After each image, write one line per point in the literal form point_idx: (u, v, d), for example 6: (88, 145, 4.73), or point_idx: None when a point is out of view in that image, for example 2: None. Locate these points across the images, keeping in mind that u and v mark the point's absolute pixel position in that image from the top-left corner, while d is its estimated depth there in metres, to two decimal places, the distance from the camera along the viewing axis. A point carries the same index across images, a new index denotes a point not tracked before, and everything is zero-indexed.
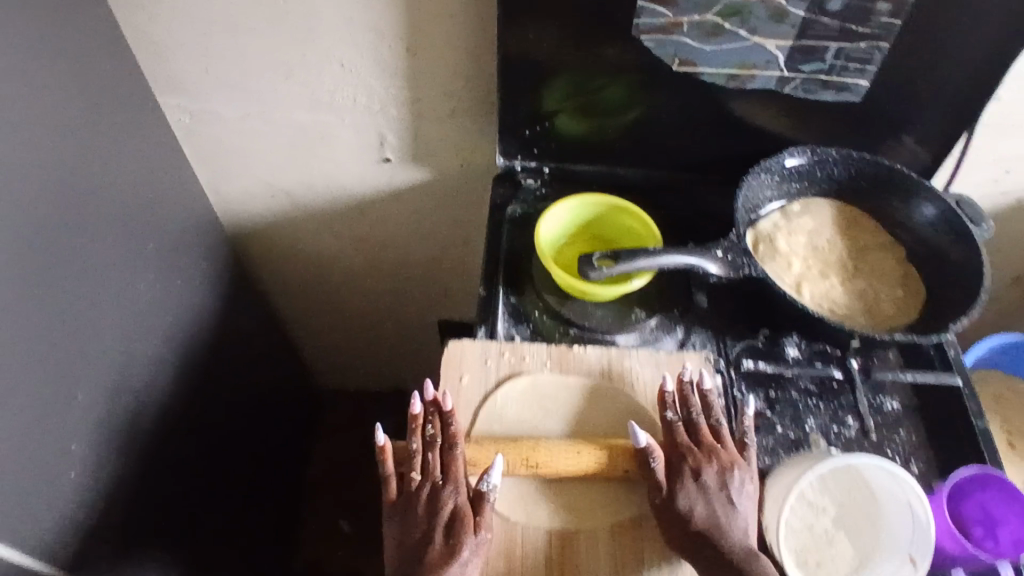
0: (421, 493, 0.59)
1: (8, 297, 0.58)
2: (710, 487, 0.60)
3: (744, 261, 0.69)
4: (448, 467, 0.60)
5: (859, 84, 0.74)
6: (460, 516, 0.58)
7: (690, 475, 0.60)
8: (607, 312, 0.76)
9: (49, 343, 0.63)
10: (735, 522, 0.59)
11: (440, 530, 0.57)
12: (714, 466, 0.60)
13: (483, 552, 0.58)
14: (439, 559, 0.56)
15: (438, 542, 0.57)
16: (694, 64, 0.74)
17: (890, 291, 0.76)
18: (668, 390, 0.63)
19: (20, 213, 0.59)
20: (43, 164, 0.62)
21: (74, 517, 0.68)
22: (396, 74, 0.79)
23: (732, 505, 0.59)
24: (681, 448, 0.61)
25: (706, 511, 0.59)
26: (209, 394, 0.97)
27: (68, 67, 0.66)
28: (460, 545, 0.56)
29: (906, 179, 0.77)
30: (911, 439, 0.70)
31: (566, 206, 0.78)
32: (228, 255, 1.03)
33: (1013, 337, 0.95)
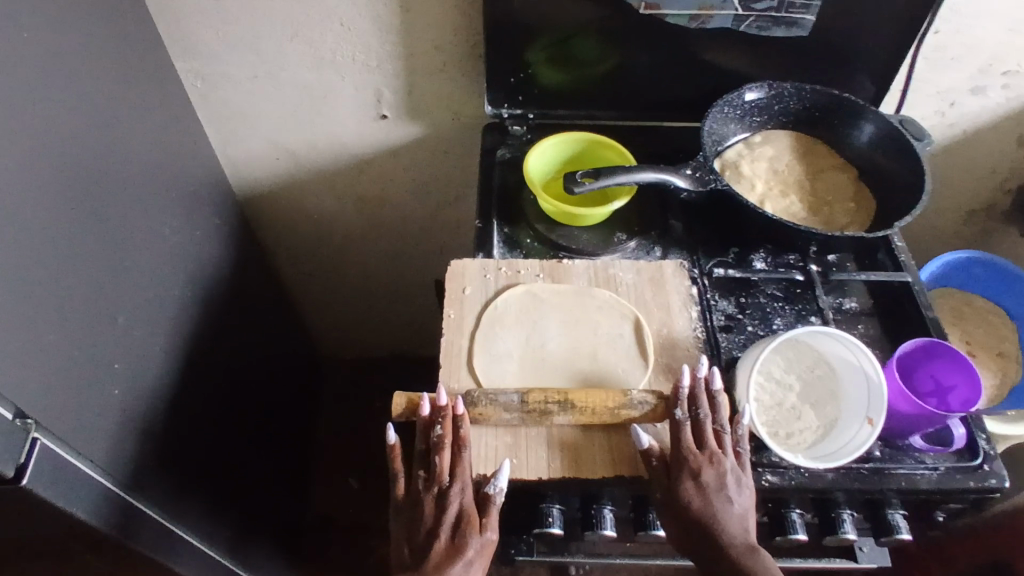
0: (428, 495, 0.63)
1: (55, 223, 0.64)
2: (712, 491, 0.61)
3: (712, 177, 0.77)
4: (455, 469, 0.63)
5: (805, 19, 0.82)
6: (464, 518, 0.61)
7: (690, 476, 0.61)
8: (592, 236, 0.84)
9: (90, 270, 0.70)
10: (731, 519, 0.61)
11: (446, 528, 0.61)
12: (716, 468, 0.62)
13: (487, 551, 0.62)
14: (443, 554, 0.61)
15: (444, 540, 0.61)
16: (659, 6, 0.81)
17: (844, 205, 0.84)
18: (681, 388, 0.64)
19: (61, 151, 0.66)
20: (74, 108, 0.69)
21: (122, 434, 0.75)
22: (392, 30, 0.87)
23: (732, 503, 0.61)
24: (684, 450, 0.63)
25: (705, 509, 0.61)
26: (224, 346, 1.03)
27: (94, 25, 0.73)
28: (465, 544, 0.61)
29: (854, 105, 0.86)
30: (868, 332, 0.78)
31: (552, 141, 0.86)
32: (237, 217, 1.10)
33: (967, 253, 1.02)
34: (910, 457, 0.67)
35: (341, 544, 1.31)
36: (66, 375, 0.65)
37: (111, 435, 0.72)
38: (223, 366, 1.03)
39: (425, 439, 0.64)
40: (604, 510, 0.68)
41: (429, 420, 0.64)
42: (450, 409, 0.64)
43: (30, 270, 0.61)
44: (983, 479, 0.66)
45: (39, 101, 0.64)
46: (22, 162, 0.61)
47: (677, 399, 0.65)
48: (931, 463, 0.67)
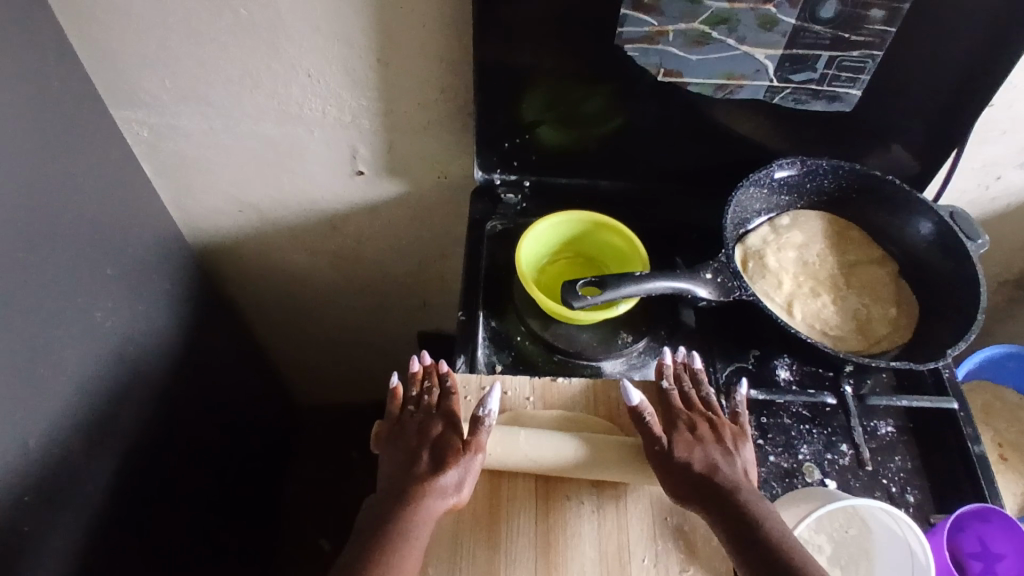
0: (413, 421, 0.61)
1: None
2: (707, 435, 0.60)
3: (735, 283, 0.66)
4: (443, 398, 0.62)
5: (850, 93, 0.70)
6: (448, 442, 0.59)
7: (686, 428, 0.61)
8: (593, 336, 0.73)
9: None
10: (732, 465, 0.58)
11: (428, 450, 0.59)
12: (709, 424, 0.61)
13: (474, 473, 0.58)
14: (426, 474, 0.57)
15: (424, 462, 0.58)
16: (679, 74, 0.70)
17: (882, 311, 0.73)
18: (667, 362, 0.65)
19: None
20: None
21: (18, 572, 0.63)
22: (367, 84, 0.75)
23: (732, 453, 0.59)
24: (675, 409, 0.62)
25: (705, 456, 0.59)
26: (176, 420, 0.93)
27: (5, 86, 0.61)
28: (448, 461, 0.58)
29: (897, 191, 0.74)
30: (907, 467, 0.68)
31: (547, 223, 0.74)
32: (194, 273, 0.98)
33: (1002, 349, 0.93)
34: None
35: None
36: None
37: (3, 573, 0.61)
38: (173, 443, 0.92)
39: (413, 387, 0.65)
40: None
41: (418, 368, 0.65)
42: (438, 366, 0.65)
43: None
44: None
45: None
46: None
47: (662, 372, 0.65)
48: None
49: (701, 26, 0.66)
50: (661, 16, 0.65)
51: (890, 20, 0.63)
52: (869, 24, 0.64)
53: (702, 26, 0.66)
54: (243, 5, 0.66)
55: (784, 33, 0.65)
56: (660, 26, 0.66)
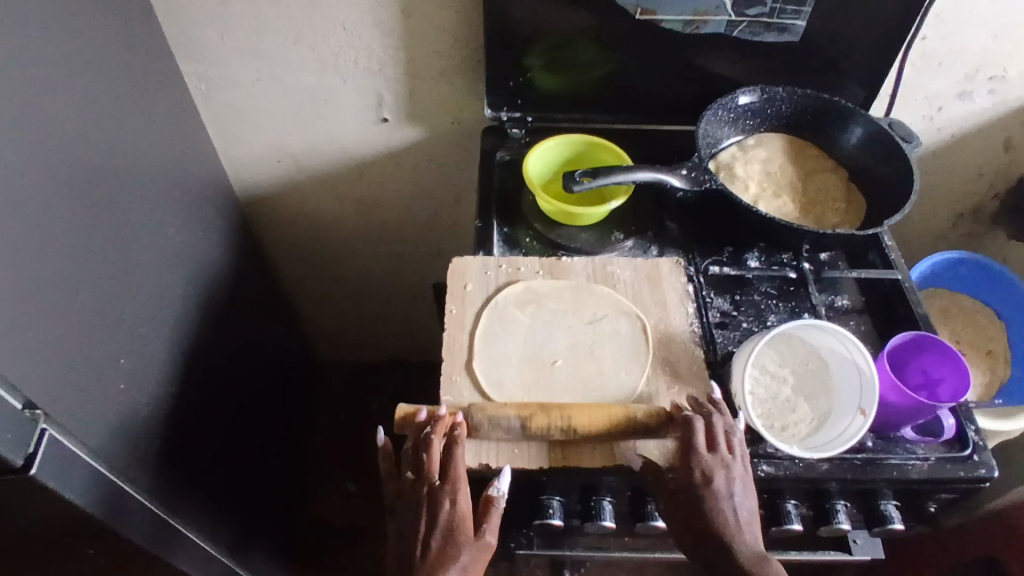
0: (420, 497, 0.62)
1: (65, 221, 0.66)
2: (718, 491, 0.61)
3: (707, 177, 0.79)
4: (447, 470, 0.62)
5: (796, 25, 0.85)
6: (460, 524, 0.61)
7: (700, 484, 0.61)
8: (590, 235, 0.85)
9: (95, 273, 0.71)
10: (741, 523, 0.60)
11: (438, 533, 0.60)
12: (724, 474, 0.61)
13: (483, 554, 0.61)
14: (436, 559, 0.60)
15: (434, 547, 0.60)
16: (654, 12, 0.83)
17: (834, 206, 0.86)
18: (680, 407, 0.64)
19: (68, 153, 0.67)
20: (81, 108, 0.71)
21: (124, 433, 0.75)
22: (393, 34, 0.89)
23: (740, 510, 0.61)
24: (691, 461, 0.61)
25: (716, 520, 0.60)
26: (226, 347, 1.05)
27: (100, 30, 0.75)
28: (458, 549, 0.60)
29: (843, 110, 0.88)
30: (860, 328, 0.80)
31: (550, 143, 0.88)
32: (238, 221, 1.11)
33: (953, 254, 1.04)
34: (901, 448, 0.68)
35: (337, 546, 1.31)
36: (74, 365, 0.66)
37: (116, 428, 0.73)
38: (224, 366, 1.04)
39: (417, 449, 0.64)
40: (603, 501, 0.69)
41: (424, 424, 0.64)
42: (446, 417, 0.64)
43: (41, 266, 0.62)
44: (973, 469, 0.67)
45: (47, 98, 0.66)
46: (30, 156, 0.62)
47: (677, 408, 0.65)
48: (921, 454, 0.68)
49: None
50: None
51: None
52: None
53: None
54: None
55: None
56: None
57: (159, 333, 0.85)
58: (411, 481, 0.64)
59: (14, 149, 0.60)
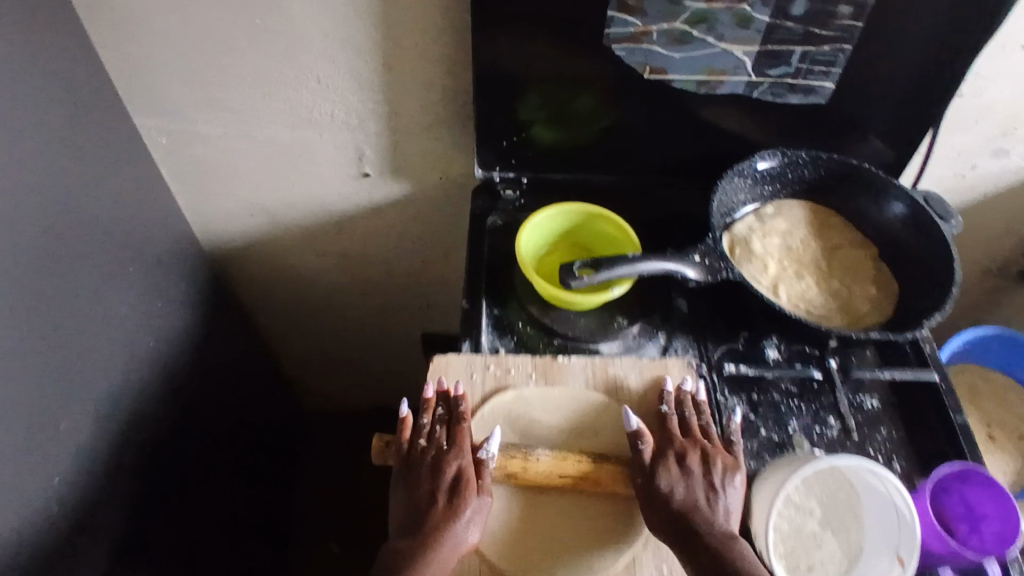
0: (427, 459, 0.62)
1: None
2: (692, 469, 0.61)
3: (722, 265, 0.70)
4: (453, 435, 0.63)
5: (824, 86, 0.75)
6: (464, 482, 0.60)
7: (674, 461, 0.62)
8: (591, 319, 0.77)
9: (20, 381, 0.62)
10: (714, 501, 0.60)
11: (444, 493, 0.60)
12: (699, 456, 0.62)
13: (485, 514, 0.61)
14: (441, 517, 0.59)
15: (442, 504, 0.60)
16: (664, 71, 0.74)
17: (863, 290, 0.77)
18: (667, 388, 0.66)
19: None
20: (12, 191, 0.62)
21: (40, 556, 0.67)
22: (373, 89, 0.80)
23: (716, 491, 0.61)
24: (670, 437, 0.64)
25: (687, 496, 0.60)
26: (192, 418, 0.96)
27: (40, 96, 0.65)
28: (462, 504, 0.59)
29: (874, 179, 0.79)
30: (892, 437, 0.71)
31: (545, 214, 0.78)
32: (208, 277, 1.02)
33: (986, 330, 0.95)
34: None
35: None
36: None
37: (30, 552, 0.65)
38: (190, 440, 0.95)
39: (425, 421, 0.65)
40: None
41: (432, 399, 0.66)
42: (451, 391, 0.66)
43: None
44: None
45: None
46: None
47: (663, 396, 0.67)
48: None
49: (681, 25, 0.70)
50: (644, 17, 0.69)
51: (856, 15, 0.68)
52: (838, 19, 0.68)
53: (682, 25, 0.70)
54: (259, 15, 0.71)
55: (759, 30, 0.70)
56: (644, 27, 0.70)
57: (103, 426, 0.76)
58: (419, 446, 0.63)
59: None
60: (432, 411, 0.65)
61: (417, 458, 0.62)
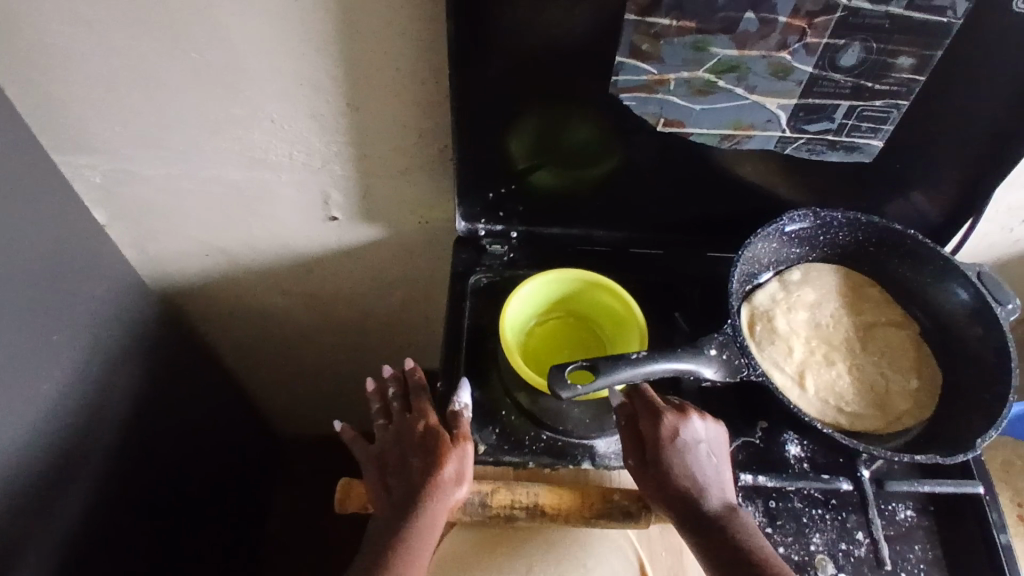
0: (393, 430, 0.64)
1: None
2: (686, 440, 0.57)
3: (743, 361, 0.59)
4: (413, 401, 0.65)
5: (870, 144, 0.63)
6: (437, 434, 0.61)
7: (669, 440, 0.57)
8: (585, 409, 0.66)
9: None
10: (709, 471, 0.58)
11: (418, 451, 0.61)
12: (689, 422, 0.58)
13: (469, 459, 0.61)
14: (423, 471, 0.59)
15: (419, 460, 0.60)
16: (681, 124, 0.62)
17: (902, 381, 0.67)
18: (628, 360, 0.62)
19: None
20: None
21: None
22: (338, 130, 0.68)
23: (709, 455, 0.58)
24: (658, 411, 0.58)
25: (685, 473, 0.57)
26: (141, 479, 0.87)
27: None
28: (438, 450, 0.60)
29: (922, 249, 0.67)
30: (927, 556, 0.62)
31: (535, 283, 0.67)
32: (161, 319, 0.92)
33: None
34: None
35: None
36: None
37: None
38: (138, 504, 0.86)
39: (381, 402, 0.67)
40: None
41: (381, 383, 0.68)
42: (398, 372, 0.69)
43: None
44: None
45: None
46: None
47: None
48: None
49: (705, 74, 0.58)
50: (660, 64, 0.58)
51: (919, 68, 0.57)
52: (895, 72, 0.57)
53: (707, 74, 0.58)
54: (194, 48, 0.59)
55: (799, 81, 0.58)
56: (659, 75, 0.59)
57: (12, 518, 0.66)
58: (381, 424, 0.66)
59: None
60: (384, 396, 0.68)
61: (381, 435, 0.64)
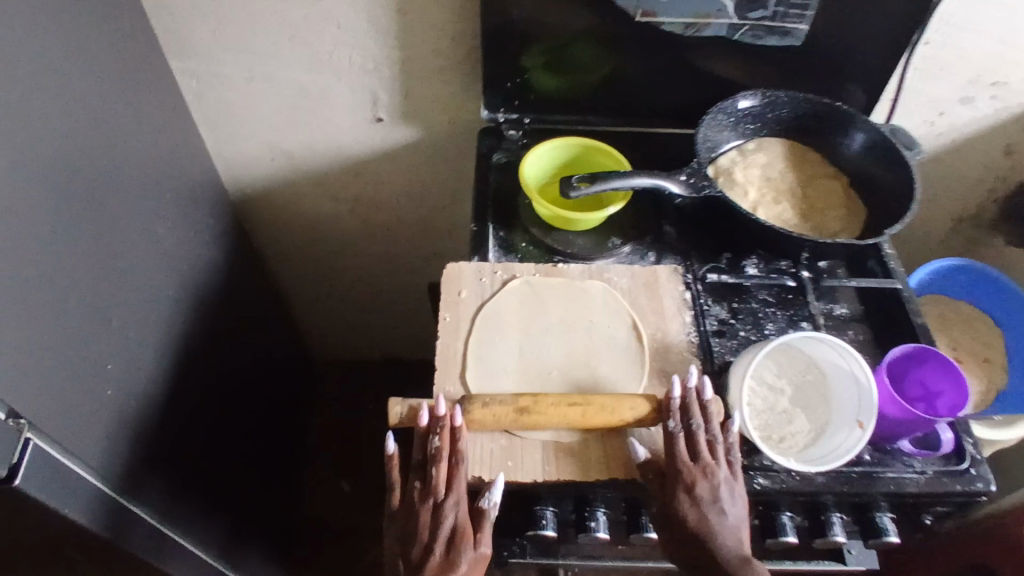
0: (424, 506, 0.64)
1: (61, 234, 0.65)
2: (700, 497, 0.63)
3: (706, 183, 0.78)
4: (448, 483, 0.64)
5: (798, 28, 0.84)
6: (459, 535, 0.63)
7: (684, 490, 0.63)
8: (587, 240, 0.85)
9: (89, 288, 0.69)
10: (723, 530, 0.63)
11: (441, 541, 0.63)
12: (707, 481, 0.63)
13: (479, 563, 0.64)
14: (437, 567, 0.63)
15: (438, 553, 0.63)
16: (654, 13, 0.82)
17: (835, 213, 0.86)
18: (673, 400, 0.65)
19: (65, 164, 0.66)
20: (80, 118, 0.69)
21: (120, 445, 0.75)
22: (389, 34, 0.87)
23: (725, 515, 0.63)
24: (677, 464, 0.63)
25: (699, 523, 0.63)
26: (225, 349, 1.04)
27: (97, 40, 0.73)
28: (459, 559, 0.63)
29: (845, 115, 0.87)
30: (858, 338, 0.80)
31: (548, 146, 0.86)
32: (231, 219, 1.10)
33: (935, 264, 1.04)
34: (898, 461, 0.69)
35: (331, 548, 1.32)
36: (59, 374, 0.64)
37: (109, 441, 0.72)
38: (220, 371, 1.03)
39: (423, 455, 0.65)
40: (597, 513, 0.69)
41: (426, 430, 0.65)
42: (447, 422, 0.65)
43: (41, 284, 0.62)
44: (969, 482, 0.68)
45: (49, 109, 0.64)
46: (30, 171, 0.61)
47: (671, 409, 0.65)
48: (918, 467, 0.69)
49: None
50: None
51: None
52: None
53: None
54: None
55: None
56: None
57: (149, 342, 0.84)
58: (417, 489, 0.65)
59: (16, 167, 0.60)
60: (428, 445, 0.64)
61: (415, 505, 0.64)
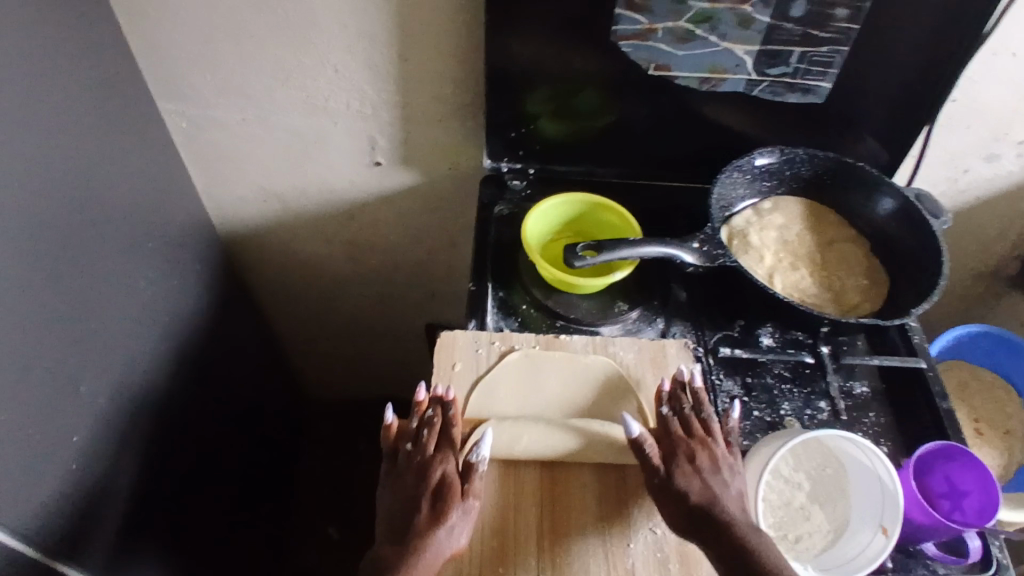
0: (414, 464, 0.61)
1: (26, 303, 0.61)
2: (699, 469, 0.61)
3: (720, 252, 0.73)
4: (441, 440, 0.63)
5: (821, 85, 0.79)
6: (450, 486, 0.59)
7: (685, 459, 0.61)
8: (592, 304, 0.80)
9: (56, 356, 0.65)
10: (727, 498, 0.60)
11: (428, 498, 0.59)
12: (705, 453, 0.62)
13: (470, 518, 0.60)
14: (427, 523, 0.58)
15: (425, 512, 0.58)
16: (669, 68, 0.78)
17: (855, 281, 0.81)
18: (666, 386, 0.66)
19: (36, 225, 0.62)
20: (56, 176, 0.65)
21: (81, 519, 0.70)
22: (388, 79, 0.83)
23: (728, 486, 0.61)
24: (673, 438, 0.63)
25: (703, 492, 0.60)
26: (208, 400, 0.99)
27: (78, 89, 0.69)
28: (449, 508, 0.58)
29: (869, 177, 0.82)
30: (880, 421, 0.74)
31: (553, 202, 0.82)
32: (220, 261, 1.05)
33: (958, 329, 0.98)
34: (921, 567, 0.64)
35: None
36: (11, 457, 0.59)
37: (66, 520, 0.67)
38: (203, 422, 0.98)
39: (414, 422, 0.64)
40: None
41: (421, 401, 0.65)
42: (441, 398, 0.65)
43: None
44: None
45: (19, 169, 0.60)
46: None
47: (662, 397, 0.66)
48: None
49: (685, 24, 0.74)
50: (650, 15, 0.73)
51: (852, 18, 0.72)
52: (835, 21, 0.73)
53: (686, 24, 0.74)
54: (281, 6, 0.75)
55: (759, 31, 0.74)
56: (650, 24, 0.74)
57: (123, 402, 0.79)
58: (406, 451, 0.62)
59: None
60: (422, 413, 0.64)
61: (404, 465, 0.61)
